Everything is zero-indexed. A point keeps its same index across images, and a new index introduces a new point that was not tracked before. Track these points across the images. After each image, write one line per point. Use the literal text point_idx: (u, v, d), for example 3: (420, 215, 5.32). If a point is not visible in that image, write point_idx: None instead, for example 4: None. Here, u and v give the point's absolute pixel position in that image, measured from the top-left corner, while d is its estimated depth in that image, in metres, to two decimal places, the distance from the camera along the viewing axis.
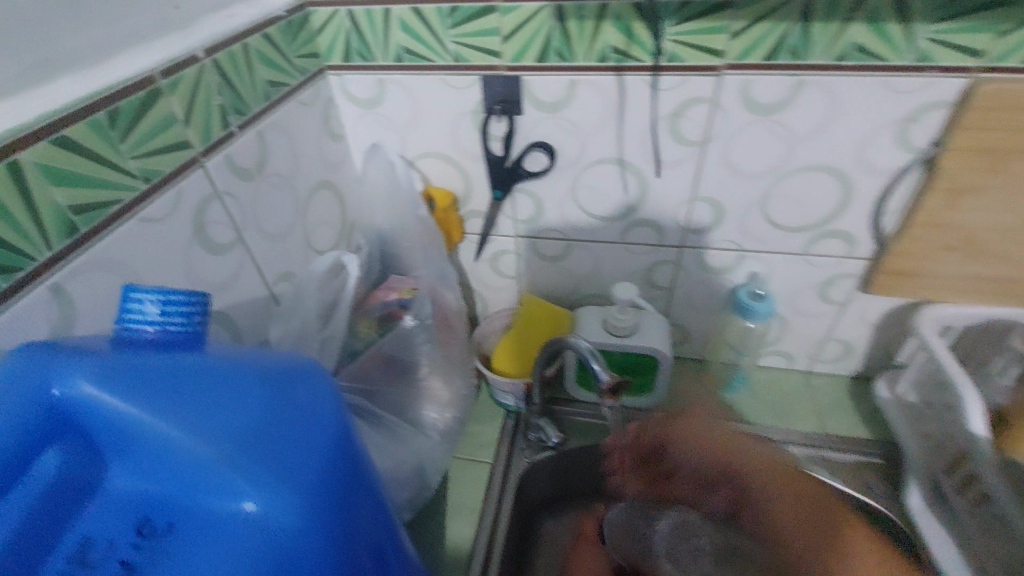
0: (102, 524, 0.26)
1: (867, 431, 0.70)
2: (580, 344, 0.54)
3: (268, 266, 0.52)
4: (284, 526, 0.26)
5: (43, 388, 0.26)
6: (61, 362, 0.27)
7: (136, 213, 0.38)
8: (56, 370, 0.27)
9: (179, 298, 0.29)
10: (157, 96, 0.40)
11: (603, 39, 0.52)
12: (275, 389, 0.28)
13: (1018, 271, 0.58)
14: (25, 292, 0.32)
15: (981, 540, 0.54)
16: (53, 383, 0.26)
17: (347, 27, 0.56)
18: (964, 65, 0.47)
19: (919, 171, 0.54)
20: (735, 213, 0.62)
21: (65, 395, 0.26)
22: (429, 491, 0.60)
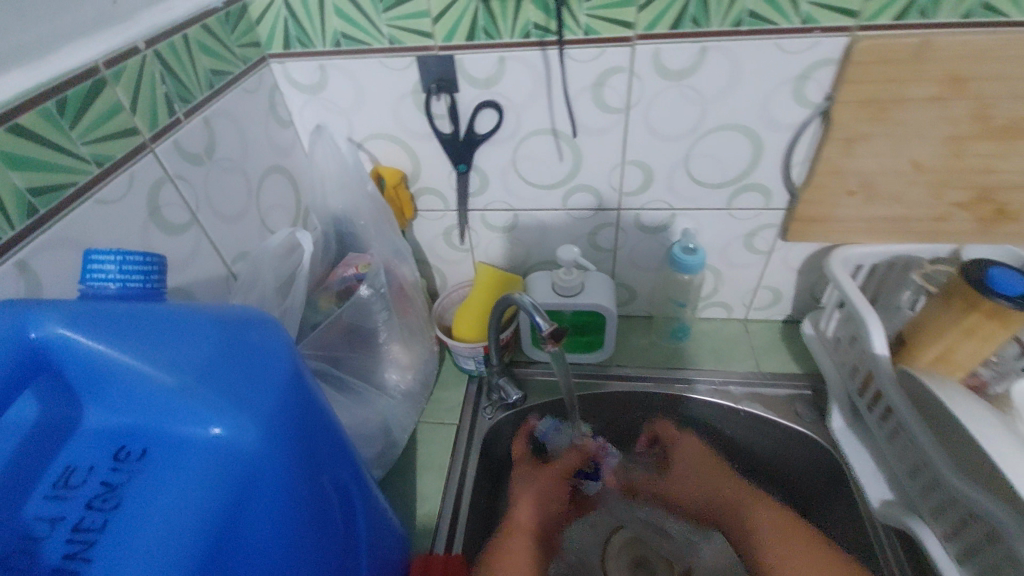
0: (82, 454, 0.30)
1: (797, 367, 0.77)
2: (522, 298, 0.57)
3: (224, 245, 0.56)
4: (246, 449, 0.30)
5: (16, 334, 0.29)
6: (31, 312, 0.30)
7: (91, 195, 0.42)
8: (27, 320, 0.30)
9: (135, 257, 0.33)
10: (102, 86, 0.43)
11: (525, 16, 0.56)
12: (228, 330, 0.32)
13: (911, 210, 0.64)
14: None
15: (889, 450, 0.60)
16: (27, 330, 0.29)
17: (284, 16, 0.59)
18: (844, 25, 0.53)
19: (817, 123, 0.60)
20: (662, 173, 0.67)
21: (38, 339, 0.29)
22: (395, 448, 0.63)
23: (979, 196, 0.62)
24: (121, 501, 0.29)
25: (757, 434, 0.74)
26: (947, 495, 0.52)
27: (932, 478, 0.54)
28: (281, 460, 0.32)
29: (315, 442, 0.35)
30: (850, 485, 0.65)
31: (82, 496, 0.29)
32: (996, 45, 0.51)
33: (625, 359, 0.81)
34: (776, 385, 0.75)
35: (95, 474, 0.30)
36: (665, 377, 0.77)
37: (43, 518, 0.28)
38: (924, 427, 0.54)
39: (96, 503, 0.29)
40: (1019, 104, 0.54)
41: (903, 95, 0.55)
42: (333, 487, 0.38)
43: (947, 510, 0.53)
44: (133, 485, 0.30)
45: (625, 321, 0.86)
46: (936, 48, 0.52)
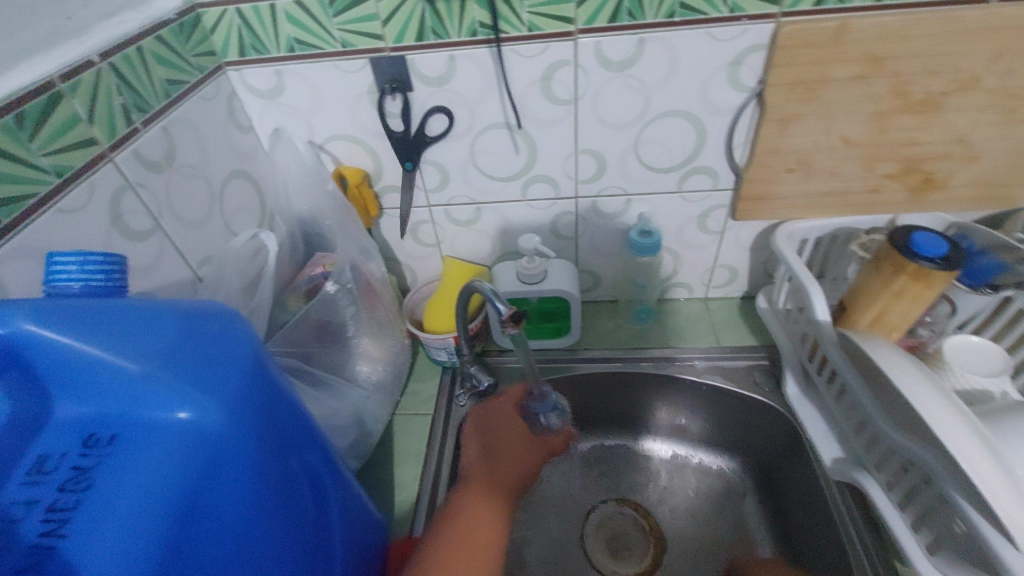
0: (53, 443, 0.32)
1: (755, 340, 0.81)
2: (483, 286, 0.60)
3: (189, 250, 0.57)
4: (211, 431, 0.32)
5: None
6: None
7: (53, 204, 0.43)
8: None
9: (99, 257, 0.35)
10: (58, 99, 0.44)
11: (471, 15, 0.58)
12: (194, 319, 0.34)
13: (848, 183, 0.69)
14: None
15: (837, 410, 0.64)
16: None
17: (237, 24, 0.60)
18: (769, 12, 0.56)
19: (754, 106, 0.64)
20: (614, 161, 0.70)
21: (5, 333, 0.31)
22: (370, 439, 0.66)
23: (908, 167, 0.67)
24: (93, 481, 0.31)
25: (721, 406, 0.78)
26: (887, 447, 0.56)
27: (874, 432, 0.58)
28: (248, 441, 0.34)
29: (281, 425, 0.37)
30: (805, 446, 0.68)
31: (55, 480, 0.31)
32: (907, 24, 0.55)
33: (593, 343, 0.83)
34: (736, 358, 0.79)
35: (67, 461, 0.32)
36: (631, 357, 0.80)
37: (20, 502, 0.30)
38: (862, 385, 0.58)
39: (68, 485, 0.31)
40: (934, 79, 0.59)
41: (828, 75, 0.59)
42: (303, 469, 0.40)
43: (888, 460, 0.57)
44: (104, 467, 0.32)
45: (592, 307, 0.89)
46: (853, 30, 0.56)
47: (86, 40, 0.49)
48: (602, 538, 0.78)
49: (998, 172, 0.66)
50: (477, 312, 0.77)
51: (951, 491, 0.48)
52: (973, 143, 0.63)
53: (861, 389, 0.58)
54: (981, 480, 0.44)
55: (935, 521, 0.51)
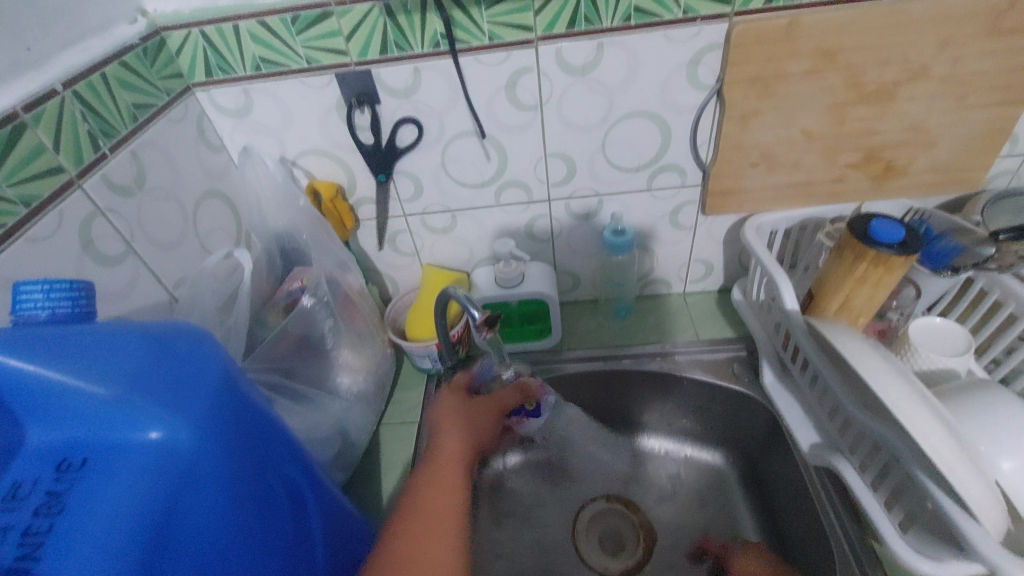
0: (27, 469, 0.33)
1: (733, 332, 0.82)
2: (457, 293, 0.61)
3: (164, 272, 0.58)
4: (182, 450, 0.33)
5: None
6: None
7: (22, 234, 0.44)
8: None
9: (64, 284, 0.36)
10: (22, 130, 0.45)
11: (432, 28, 0.59)
12: (161, 341, 0.35)
13: (812, 174, 0.70)
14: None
15: (811, 397, 0.66)
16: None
17: (201, 44, 0.61)
18: (722, 12, 0.58)
19: (715, 103, 0.65)
20: (583, 163, 0.71)
21: None
22: (355, 450, 0.67)
23: (869, 156, 0.68)
24: (65, 506, 0.31)
25: (703, 400, 0.79)
26: (858, 430, 0.58)
27: (845, 417, 0.59)
28: (220, 459, 0.35)
29: (255, 442, 0.38)
30: (784, 435, 0.70)
31: (29, 506, 0.31)
32: (856, 18, 0.57)
33: (575, 342, 0.84)
34: (716, 351, 0.80)
35: (40, 486, 0.32)
36: (612, 356, 0.81)
37: None
38: (832, 371, 0.59)
39: (42, 510, 0.31)
40: (886, 69, 0.60)
41: (783, 71, 0.61)
42: (280, 484, 0.41)
43: (860, 443, 0.58)
44: (76, 492, 0.32)
45: (574, 307, 0.90)
46: (805, 25, 0.57)
47: (49, 70, 0.50)
48: (593, 535, 0.79)
49: (955, 156, 0.68)
50: (458, 318, 0.78)
51: (916, 470, 0.49)
52: (928, 130, 0.65)
53: (830, 375, 0.59)
54: (941, 458, 0.46)
55: (905, 500, 0.53)
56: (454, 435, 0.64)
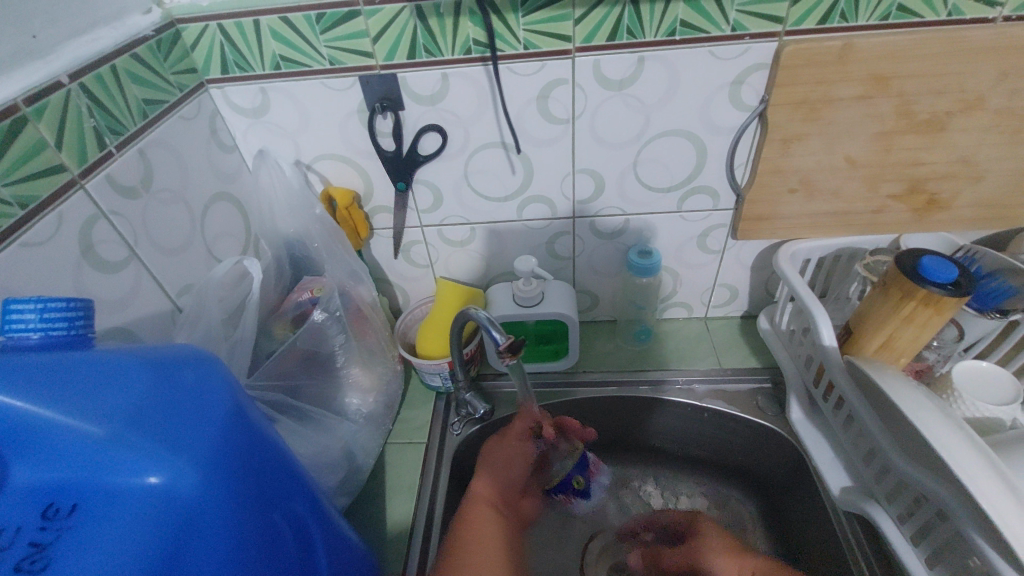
0: (8, 514, 0.28)
1: (758, 361, 0.79)
2: (477, 313, 0.57)
3: (168, 278, 0.54)
4: (184, 495, 0.30)
5: None
6: None
7: (17, 238, 0.40)
8: None
9: (60, 303, 0.32)
10: (22, 124, 0.41)
11: (464, 32, 0.56)
12: (167, 372, 0.32)
13: (851, 204, 0.67)
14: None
15: (844, 437, 0.62)
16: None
17: (219, 39, 0.57)
18: (773, 31, 0.55)
19: (756, 124, 0.62)
20: (612, 181, 0.68)
21: None
22: (361, 474, 0.63)
23: (912, 188, 0.65)
24: (52, 560, 0.27)
25: (723, 431, 0.76)
26: (899, 479, 0.54)
27: (883, 463, 0.56)
28: (225, 502, 0.31)
29: (264, 479, 0.35)
30: (811, 472, 0.66)
31: (9, 558, 0.27)
32: (913, 44, 0.54)
33: (591, 364, 0.81)
34: (739, 381, 0.77)
35: (24, 535, 0.28)
36: (629, 381, 0.78)
37: None
38: (872, 415, 0.56)
39: (24, 565, 0.27)
40: (939, 99, 0.57)
41: (831, 95, 0.58)
42: (287, 522, 0.37)
43: (900, 492, 0.55)
44: (65, 543, 0.28)
45: (590, 327, 0.87)
46: (859, 49, 0.54)
47: (54, 59, 0.46)
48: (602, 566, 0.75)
49: (1002, 192, 0.65)
50: (472, 336, 0.74)
51: (969, 530, 0.45)
52: (977, 163, 0.62)
53: (870, 419, 0.56)
54: (1000, 519, 0.42)
55: (951, 559, 0.49)
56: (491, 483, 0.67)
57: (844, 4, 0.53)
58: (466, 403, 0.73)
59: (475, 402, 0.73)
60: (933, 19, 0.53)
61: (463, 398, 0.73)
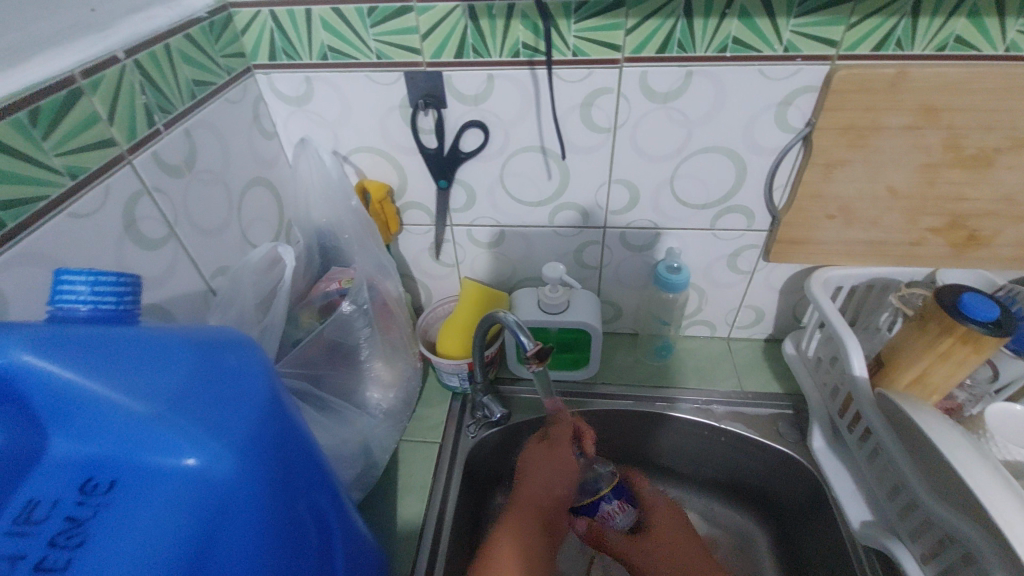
0: (44, 486, 0.28)
1: (780, 387, 0.78)
2: (506, 316, 0.57)
3: (203, 260, 0.54)
4: (221, 479, 0.29)
5: None
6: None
7: (64, 208, 0.40)
8: None
9: (111, 278, 0.32)
10: (78, 96, 0.41)
11: (514, 36, 0.56)
12: (209, 354, 0.31)
13: (888, 234, 0.66)
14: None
15: (868, 471, 0.61)
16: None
17: (270, 26, 0.58)
18: (825, 54, 0.54)
19: (800, 146, 0.62)
20: (647, 194, 0.68)
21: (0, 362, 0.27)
22: (376, 469, 0.62)
23: (952, 223, 0.64)
24: (87, 537, 0.27)
25: (740, 455, 0.74)
26: (923, 517, 0.53)
27: (909, 499, 0.55)
28: (258, 492, 0.31)
29: (291, 469, 0.34)
30: (829, 505, 0.65)
31: (46, 533, 0.27)
32: (967, 77, 0.53)
33: (611, 377, 0.80)
34: (760, 406, 0.75)
35: (60, 509, 0.28)
36: (647, 396, 0.77)
37: (2, 557, 0.26)
38: (902, 451, 0.55)
39: (59, 539, 0.27)
40: (990, 134, 0.56)
41: (880, 123, 0.57)
42: (311, 513, 0.37)
43: (923, 531, 0.54)
44: (102, 519, 0.28)
45: (611, 339, 0.86)
46: (912, 78, 0.54)
47: (111, 33, 0.47)
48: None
49: None
50: (495, 338, 0.74)
51: None
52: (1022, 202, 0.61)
53: (898, 454, 0.54)
54: None
55: None
56: (533, 484, 0.69)
57: (900, 31, 0.52)
58: (486, 406, 0.72)
59: (498, 407, 0.72)
60: (991, 53, 0.53)
61: (483, 401, 0.72)
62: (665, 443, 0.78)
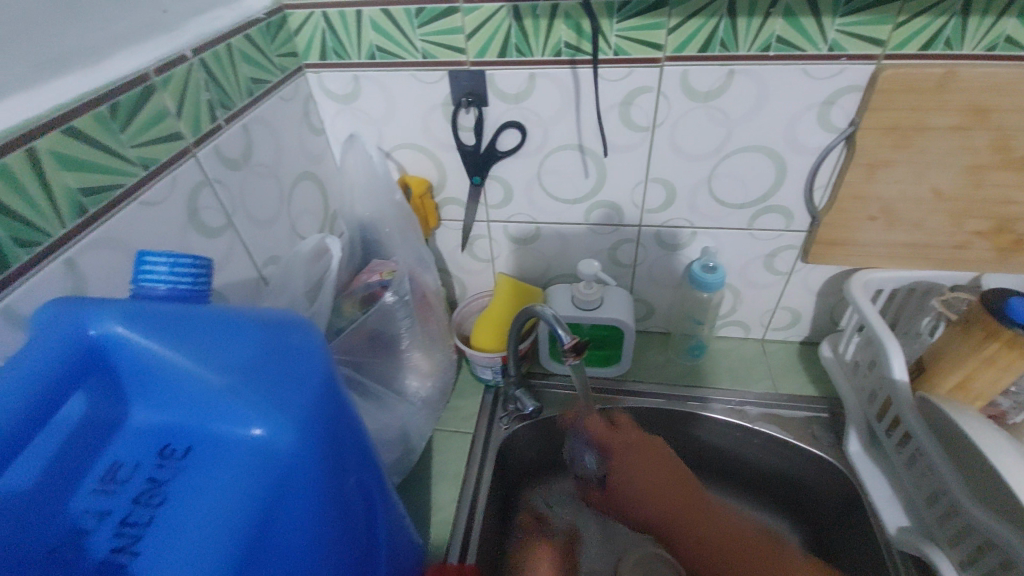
0: (129, 450, 0.31)
1: (815, 390, 0.77)
2: (544, 310, 0.58)
3: (256, 249, 0.57)
4: (285, 450, 0.31)
5: (76, 330, 0.30)
6: (88, 308, 0.31)
7: (136, 197, 0.43)
8: (83, 315, 0.31)
9: (187, 260, 0.35)
10: (151, 92, 0.44)
11: (557, 35, 0.57)
12: (274, 332, 0.33)
13: (933, 237, 0.65)
14: (10, 290, 0.34)
15: (907, 477, 0.60)
16: (84, 326, 0.30)
17: (322, 27, 0.60)
18: (871, 53, 0.54)
19: (842, 146, 0.61)
20: (684, 193, 0.68)
21: (96, 334, 0.30)
22: (412, 455, 0.64)
23: (1001, 226, 0.62)
24: (167, 497, 0.29)
25: (773, 457, 0.74)
26: (964, 523, 0.52)
27: (949, 505, 0.54)
28: (315, 467, 0.32)
29: (344, 448, 0.35)
30: (865, 510, 0.64)
31: (130, 491, 0.29)
32: (1021, 77, 0.52)
33: (642, 375, 0.81)
34: (794, 408, 0.75)
35: (140, 471, 0.30)
36: (678, 395, 0.77)
37: (91, 512, 0.28)
38: (943, 457, 0.54)
39: (142, 498, 0.29)
40: None
41: (927, 123, 0.56)
42: (359, 492, 0.39)
43: (964, 537, 0.53)
44: (178, 482, 0.30)
45: (642, 338, 0.86)
46: (962, 78, 0.53)
47: (180, 34, 0.50)
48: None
49: None
50: (528, 333, 0.75)
51: None
52: None
53: (939, 459, 0.54)
54: None
55: None
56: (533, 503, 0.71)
57: (950, 30, 0.51)
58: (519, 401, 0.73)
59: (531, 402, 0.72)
60: None
61: (516, 395, 0.73)
62: (697, 443, 0.78)
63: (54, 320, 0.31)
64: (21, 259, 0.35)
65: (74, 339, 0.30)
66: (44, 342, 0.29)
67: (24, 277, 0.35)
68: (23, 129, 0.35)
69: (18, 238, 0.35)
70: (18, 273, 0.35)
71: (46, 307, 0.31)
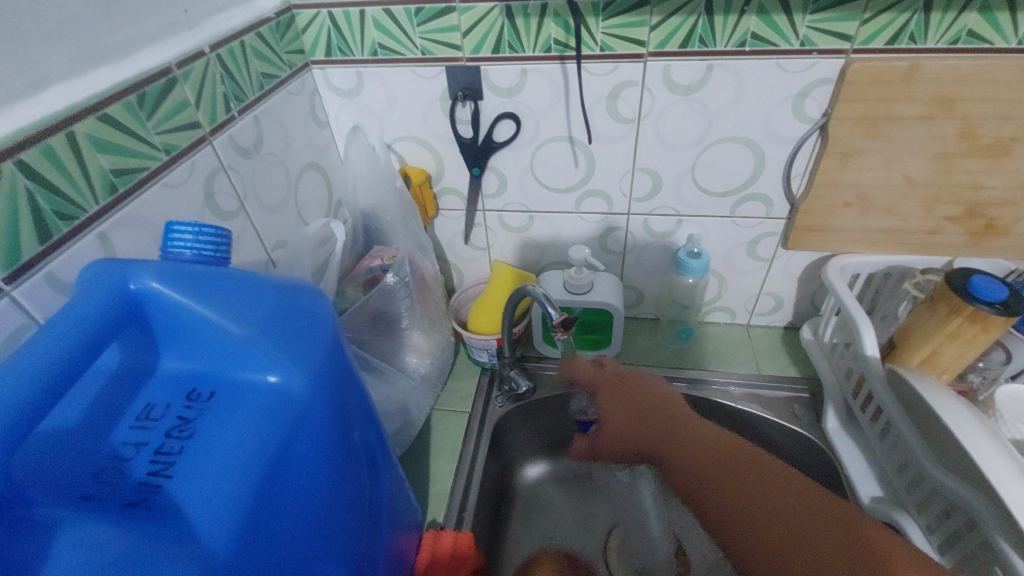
0: (160, 393, 0.35)
1: (796, 371, 0.81)
2: (536, 290, 0.61)
3: (265, 233, 0.61)
4: (296, 394, 0.35)
5: (117, 283, 0.34)
6: (127, 265, 0.35)
7: (159, 179, 0.47)
8: (122, 270, 0.35)
9: (210, 230, 0.39)
10: (173, 84, 0.48)
11: (547, 33, 0.61)
12: (288, 294, 0.37)
13: (904, 223, 0.68)
14: (51, 258, 0.38)
15: (879, 448, 0.64)
16: (124, 281, 0.34)
17: (327, 26, 0.64)
18: (841, 48, 0.58)
19: (817, 137, 0.65)
20: (669, 182, 0.72)
21: (134, 288, 0.34)
22: (412, 429, 0.68)
23: (969, 211, 0.66)
24: (195, 431, 0.33)
25: (753, 434, 0.78)
26: (930, 488, 0.56)
27: (916, 472, 0.57)
28: (324, 411, 0.36)
29: (348, 403, 0.39)
30: (842, 482, 0.68)
31: (162, 427, 0.33)
32: (979, 69, 0.55)
33: (631, 358, 0.84)
34: (776, 389, 0.78)
35: (171, 410, 0.34)
36: (667, 377, 0.80)
37: (129, 444, 0.32)
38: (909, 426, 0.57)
39: (174, 433, 0.33)
40: (1004, 124, 0.58)
41: (895, 113, 0.60)
42: (363, 444, 0.43)
43: (929, 503, 0.56)
44: (203, 420, 0.34)
45: (633, 324, 0.90)
46: (925, 70, 0.56)
47: (199, 31, 0.54)
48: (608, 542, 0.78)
49: None
50: (523, 316, 0.79)
51: (996, 536, 0.46)
52: None
53: (906, 427, 0.57)
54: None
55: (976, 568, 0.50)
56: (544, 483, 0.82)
57: (913, 26, 0.55)
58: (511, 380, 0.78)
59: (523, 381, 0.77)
60: (1003, 46, 0.55)
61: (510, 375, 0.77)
62: None
63: (97, 275, 0.34)
64: (61, 230, 0.39)
65: (115, 291, 0.34)
66: (90, 291, 0.33)
67: (63, 247, 0.39)
68: (60, 116, 0.39)
69: (58, 213, 0.39)
70: (58, 243, 0.39)
71: (88, 265, 0.35)
